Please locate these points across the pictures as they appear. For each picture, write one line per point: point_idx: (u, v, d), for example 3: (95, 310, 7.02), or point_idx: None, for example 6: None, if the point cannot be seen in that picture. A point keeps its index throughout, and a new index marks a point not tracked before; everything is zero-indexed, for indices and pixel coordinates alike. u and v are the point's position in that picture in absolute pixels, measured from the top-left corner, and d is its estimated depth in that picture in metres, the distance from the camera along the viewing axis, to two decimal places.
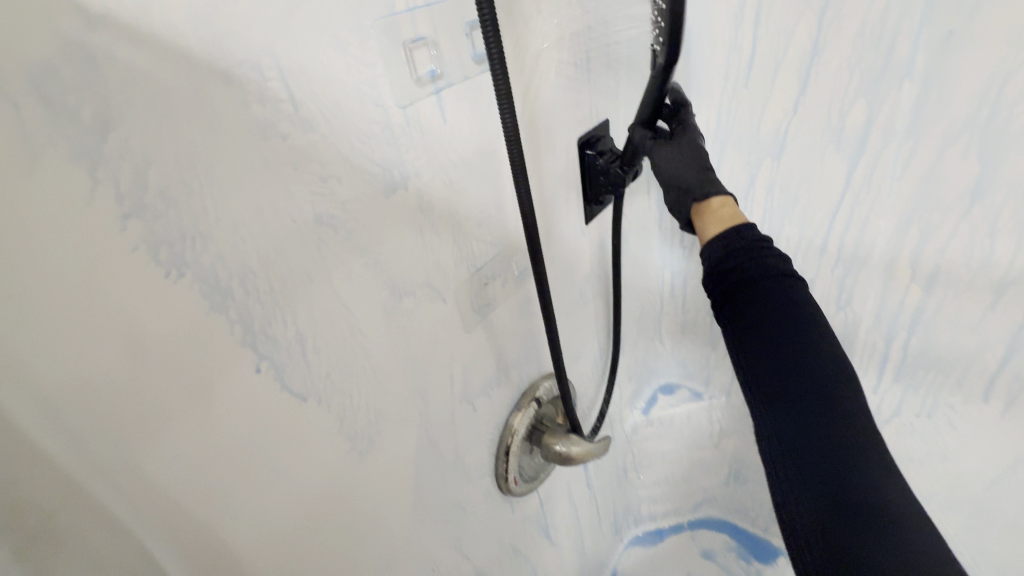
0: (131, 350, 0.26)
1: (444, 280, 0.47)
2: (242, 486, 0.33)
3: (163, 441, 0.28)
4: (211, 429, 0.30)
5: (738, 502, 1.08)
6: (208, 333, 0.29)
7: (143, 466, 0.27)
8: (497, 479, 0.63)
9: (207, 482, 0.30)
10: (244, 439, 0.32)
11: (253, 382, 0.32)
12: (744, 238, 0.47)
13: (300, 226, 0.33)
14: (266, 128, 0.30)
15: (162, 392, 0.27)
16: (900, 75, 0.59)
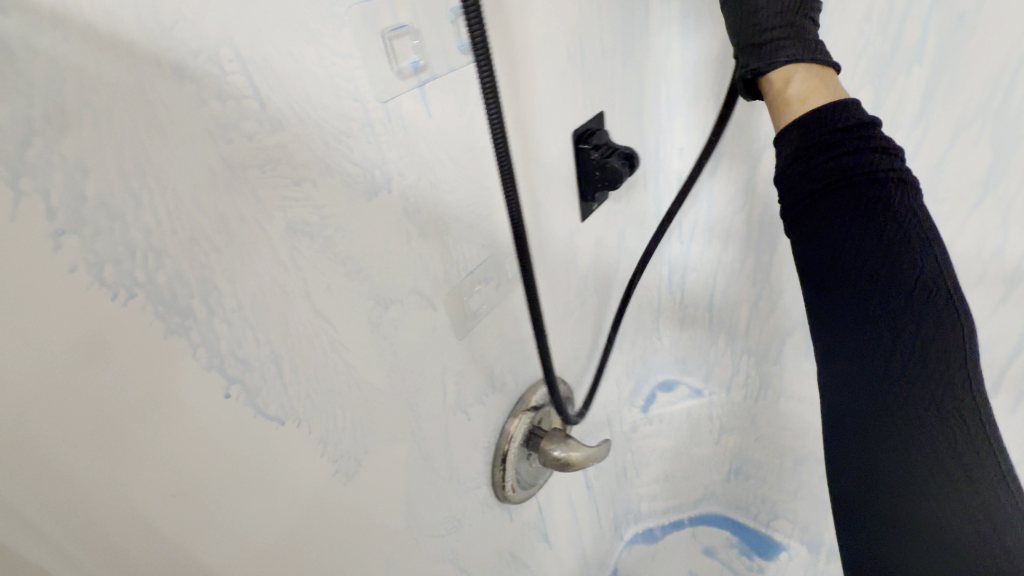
0: (81, 380, 0.23)
1: (433, 285, 0.44)
2: (218, 511, 0.30)
3: (124, 473, 0.25)
4: (178, 458, 0.27)
5: (740, 498, 1.06)
6: (167, 357, 0.26)
7: (102, 501, 0.25)
8: (494, 487, 0.61)
9: (169, 512, 0.28)
10: (217, 467, 0.30)
11: (223, 408, 0.29)
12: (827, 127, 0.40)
13: (271, 236, 0.30)
14: (228, 128, 0.27)
15: (113, 420, 0.24)
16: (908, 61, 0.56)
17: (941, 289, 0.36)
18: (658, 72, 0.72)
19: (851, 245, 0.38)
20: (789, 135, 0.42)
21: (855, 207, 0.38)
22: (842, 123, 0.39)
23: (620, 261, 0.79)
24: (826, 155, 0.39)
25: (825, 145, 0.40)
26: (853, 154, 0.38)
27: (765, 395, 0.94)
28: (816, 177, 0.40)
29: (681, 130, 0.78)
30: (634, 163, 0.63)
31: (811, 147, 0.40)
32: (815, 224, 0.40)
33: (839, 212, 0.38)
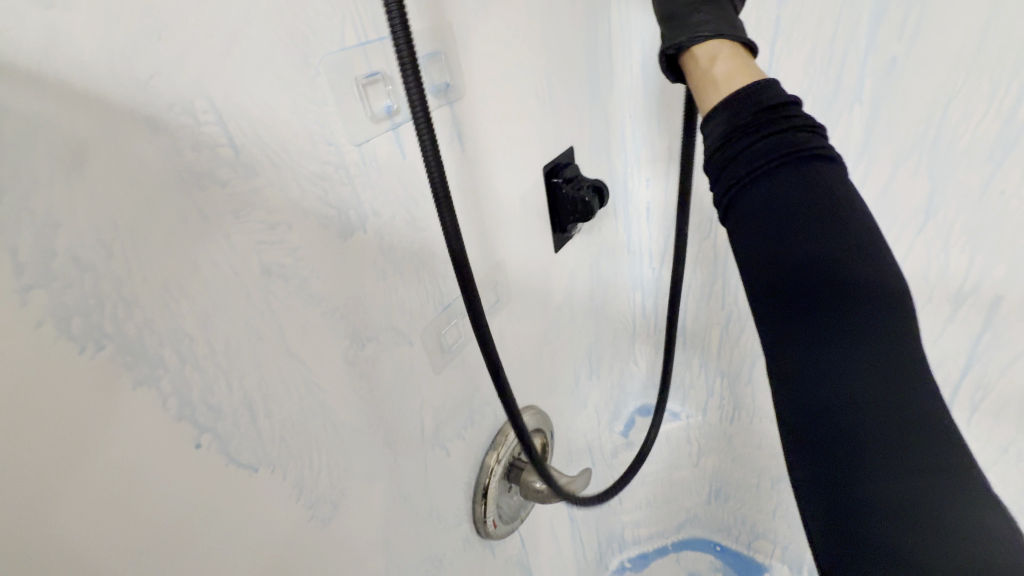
0: (51, 449, 0.23)
1: (410, 321, 0.44)
2: (182, 567, 0.29)
3: (97, 541, 0.25)
4: (156, 520, 0.27)
5: (722, 521, 1.07)
6: (133, 409, 0.25)
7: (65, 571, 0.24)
8: (475, 523, 0.60)
9: (127, 570, 0.26)
10: (195, 526, 0.29)
11: (192, 459, 0.28)
12: (746, 116, 0.41)
13: (245, 280, 0.30)
14: (203, 176, 0.27)
15: (72, 478, 0.23)
16: (850, 99, 0.61)
17: (881, 262, 0.36)
18: (622, 108, 0.76)
19: (788, 223, 0.38)
20: (718, 120, 0.43)
21: (789, 185, 0.38)
22: (764, 104, 0.41)
23: (593, 286, 0.81)
24: (754, 137, 0.41)
25: (752, 128, 0.41)
26: (782, 135, 0.40)
27: (740, 415, 0.96)
28: (747, 159, 0.41)
29: (647, 162, 0.81)
30: (604, 195, 0.66)
31: (739, 130, 0.42)
32: (753, 204, 0.40)
33: (776, 190, 0.39)
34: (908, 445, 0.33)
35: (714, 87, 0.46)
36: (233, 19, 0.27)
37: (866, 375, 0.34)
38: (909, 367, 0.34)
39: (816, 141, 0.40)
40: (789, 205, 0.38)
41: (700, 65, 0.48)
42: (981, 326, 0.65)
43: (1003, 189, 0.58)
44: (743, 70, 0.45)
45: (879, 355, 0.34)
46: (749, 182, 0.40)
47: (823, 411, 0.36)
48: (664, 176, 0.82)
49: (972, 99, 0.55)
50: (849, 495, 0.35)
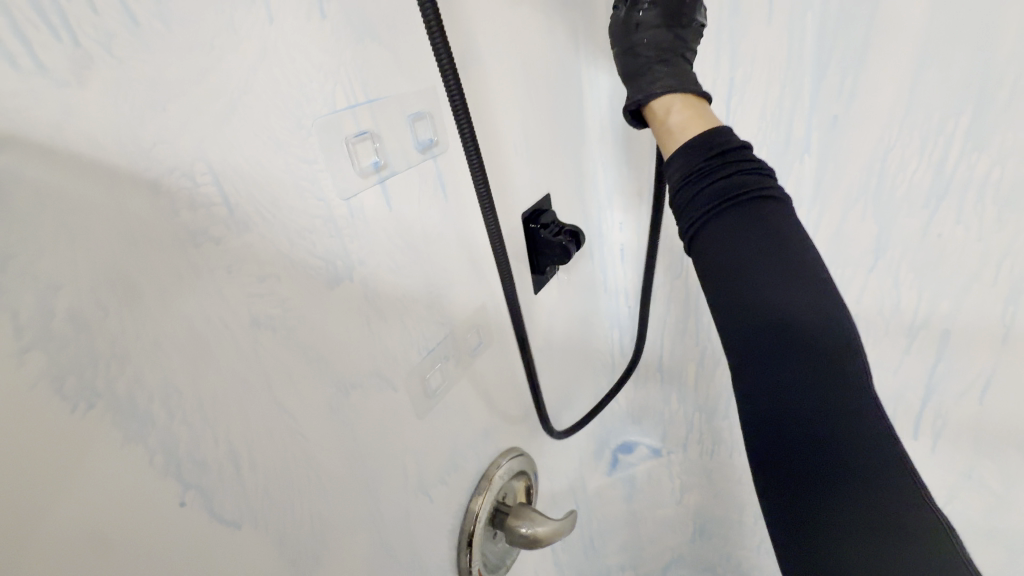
0: (36, 515, 0.22)
1: (394, 367, 0.45)
2: None
3: None
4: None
5: (707, 560, 1.06)
6: (119, 468, 0.25)
7: None
8: (459, 573, 0.59)
9: None
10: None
11: (176, 518, 0.28)
12: (702, 159, 0.44)
13: (236, 332, 0.30)
14: (198, 234, 0.28)
15: (55, 542, 0.23)
16: (800, 151, 0.66)
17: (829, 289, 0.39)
18: (594, 158, 0.81)
19: (736, 260, 0.41)
20: (674, 163, 0.47)
21: (736, 224, 0.41)
22: (713, 149, 0.44)
23: (572, 327, 0.83)
24: (705, 179, 0.44)
25: (703, 172, 0.44)
26: (731, 177, 0.43)
27: (718, 450, 0.98)
28: (704, 198, 0.43)
29: (620, 206, 0.85)
30: (581, 239, 0.67)
31: (691, 173, 0.45)
32: (712, 239, 0.42)
33: (726, 229, 0.42)
34: (848, 462, 0.36)
35: (672, 138, 0.50)
36: (231, 90, 0.29)
37: (811, 398, 0.37)
38: (852, 389, 0.37)
39: (763, 181, 0.42)
40: (737, 243, 0.41)
41: (660, 117, 0.52)
42: (935, 357, 0.69)
43: (941, 232, 0.63)
44: (696, 121, 0.49)
45: (823, 380, 0.37)
46: (702, 222, 0.43)
47: (775, 431, 0.39)
48: (635, 219, 0.85)
49: (907, 151, 0.61)
50: (807, 506, 0.38)
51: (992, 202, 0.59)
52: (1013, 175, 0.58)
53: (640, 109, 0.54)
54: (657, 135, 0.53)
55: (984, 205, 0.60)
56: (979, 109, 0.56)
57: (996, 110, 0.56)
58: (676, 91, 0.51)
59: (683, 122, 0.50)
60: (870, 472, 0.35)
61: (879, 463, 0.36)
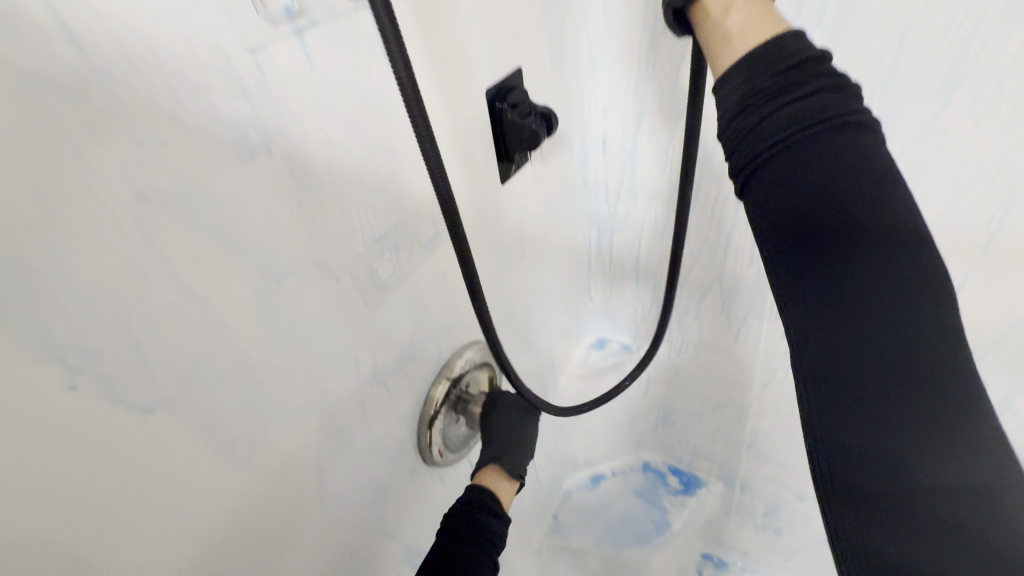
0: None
1: (336, 256, 0.42)
2: (145, 504, 0.32)
3: (70, 469, 0.28)
4: (46, 438, 0.26)
5: (667, 443, 1.14)
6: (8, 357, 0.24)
7: (46, 487, 0.27)
8: (421, 453, 0.61)
9: (94, 501, 0.29)
10: (75, 460, 0.28)
11: (109, 410, 0.29)
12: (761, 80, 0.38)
13: (113, 208, 0.27)
14: (32, 81, 0.23)
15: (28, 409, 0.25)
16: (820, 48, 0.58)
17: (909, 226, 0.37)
18: (577, 28, 0.70)
19: (821, 200, 0.36)
20: (732, 84, 0.40)
21: (824, 156, 0.36)
22: (784, 62, 0.37)
23: (545, 217, 0.79)
24: (777, 100, 0.37)
25: (776, 92, 0.38)
26: (809, 97, 0.37)
27: (685, 348, 1.00)
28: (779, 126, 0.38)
29: (604, 88, 0.75)
30: (553, 123, 0.61)
31: (758, 96, 0.38)
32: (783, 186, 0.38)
33: (816, 166, 0.36)
34: (929, 425, 0.34)
35: (728, 47, 0.41)
36: None
37: (895, 350, 0.34)
38: (934, 340, 0.34)
39: (851, 105, 0.37)
40: (825, 178, 0.36)
41: (714, 19, 0.42)
42: None
43: (947, 126, 0.55)
44: (763, 23, 0.40)
45: (903, 327, 0.34)
46: (779, 156, 0.38)
47: (843, 396, 0.36)
48: (620, 106, 0.75)
49: (931, 27, 0.50)
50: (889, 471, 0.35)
51: (1012, 91, 0.50)
52: None
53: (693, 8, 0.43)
54: (707, 39, 0.43)
55: (1001, 95, 0.51)
56: None
57: None
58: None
59: (747, 23, 0.40)
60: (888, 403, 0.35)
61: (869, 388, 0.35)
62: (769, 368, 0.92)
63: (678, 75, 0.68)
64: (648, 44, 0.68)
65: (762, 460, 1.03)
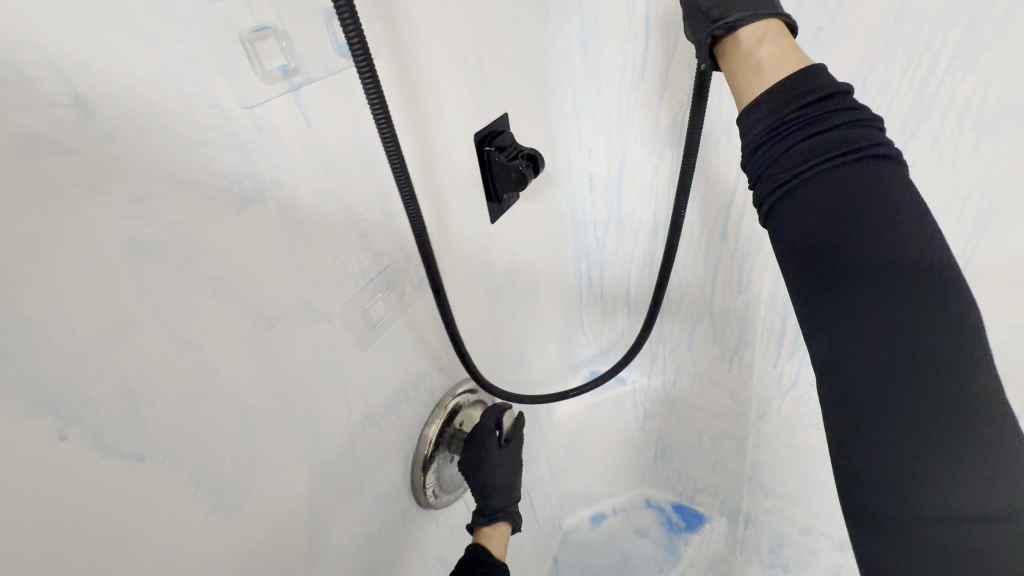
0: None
1: (328, 299, 0.42)
2: (134, 560, 0.31)
3: (63, 525, 0.27)
4: (38, 495, 0.26)
5: (667, 479, 1.12)
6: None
7: (36, 548, 0.27)
8: (415, 494, 0.60)
9: (86, 560, 0.29)
10: (55, 521, 0.27)
11: (101, 461, 0.28)
12: (786, 109, 0.42)
13: (110, 259, 0.28)
14: (37, 142, 0.24)
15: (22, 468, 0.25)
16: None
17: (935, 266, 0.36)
18: (559, 74, 0.73)
19: (833, 225, 0.38)
20: (759, 115, 0.43)
21: (841, 184, 0.39)
22: (808, 95, 0.41)
23: (535, 253, 0.81)
24: (802, 132, 0.41)
25: (800, 122, 0.41)
26: (825, 133, 0.40)
27: (680, 379, 1.00)
28: (796, 158, 0.41)
29: (588, 129, 0.78)
30: (540, 163, 0.62)
31: (783, 126, 0.42)
32: (798, 215, 0.40)
33: (832, 194, 0.39)
34: (936, 444, 0.35)
35: (762, 75, 0.44)
36: None
37: (908, 369, 0.36)
38: (955, 365, 0.35)
39: (875, 138, 0.39)
40: (839, 205, 0.38)
41: (745, 49, 0.46)
42: None
43: (914, 160, 0.57)
44: (793, 56, 0.44)
45: (918, 348, 0.35)
46: (799, 183, 0.41)
47: (853, 405, 0.38)
48: (604, 146, 0.79)
49: (890, 71, 0.53)
50: (894, 497, 0.36)
51: (971, 126, 0.53)
52: (1000, 96, 0.51)
53: (725, 37, 0.46)
54: (739, 70, 0.47)
55: (961, 131, 0.54)
56: (974, 16, 0.48)
57: (991, 22, 0.48)
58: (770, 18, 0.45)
59: (775, 55, 0.44)
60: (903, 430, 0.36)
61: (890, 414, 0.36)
62: (764, 398, 0.92)
63: (656, 116, 0.72)
64: (627, 86, 0.72)
65: (764, 494, 1.01)
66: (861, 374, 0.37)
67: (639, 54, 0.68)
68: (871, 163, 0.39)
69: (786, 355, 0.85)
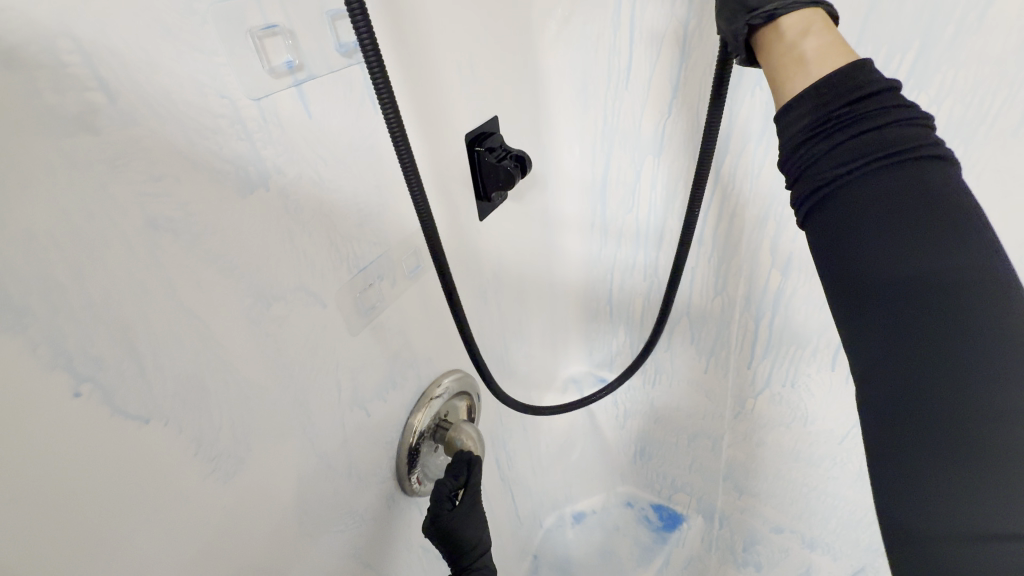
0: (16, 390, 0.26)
1: (323, 283, 0.45)
2: (140, 513, 0.33)
3: (76, 474, 0.30)
4: (54, 443, 0.28)
5: (646, 478, 1.16)
6: (19, 364, 0.26)
7: (48, 492, 0.29)
8: (399, 480, 0.61)
9: (94, 508, 0.31)
10: (63, 474, 0.29)
11: (109, 418, 0.31)
12: (831, 105, 0.39)
13: (126, 231, 0.30)
14: (67, 122, 0.27)
15: (42, 416, 0.28)
16: (764, 106, 0.67)
17: (978, 277, 0.34)
18: (549, 81, 0.76)
19: (856, 224, 0.38)
20: (799, 110, 0.41)
21: (872, 184, 0.37)
22: (858, 91, 0.38)
23: (523, 253, 0.84)
24: (841, 130, 0.39)
25: (847, 119, 0.39)
26: (869, 134, 0.38)
27: (660, 379, 1.03)
28: (836, 158, 0.39)
29: (576, 136, 0.82)
30: (527, 165, 0.67)
31: (824, 124, 0.40)
32: (834, 219, 0.39)
33: (862, 193, 0.38)
34: (962, 460, 0.34)
35: (806, 69, 0.41)
36: None
37: (938, 381, 0.35)
38: (988, 377, 0.33)
39: (925, 137, 0.37)
40: (873, 203, 0.37)
41: (788, 40, 0.42)
42: None
43: None
44: (840, 51, 0.41)
45: (942, 353, 0.35)
46: (836, 182, 0.39)
47: (871, 403, 0.38)
48: (592, 151, 0.82)
49: None
50: (911, 509, 0.36)
51: None
52: (949, 114, 0.55)
53: (764, 26, 0.43)
54: (778, 63, 0.43)
55: None
56: (927, 39, 0.53)
57: (941, 45, 0.52)
58: (814, 8, 0.42)
59: (820, 48, 0.41)
60: (934, 443, 0.35)
61: (922, 424, 0.35)
62: (740, 398, 0.95)
63: (640, 123, 0.76)
64: (613, 94, 0.75)
65: (738, 493, 1.05)
66: (894, 381, 0.36)
67: (625, 64, 0.72)
68: (918, 167, 0.37)
69: (760, 356, 0.89)
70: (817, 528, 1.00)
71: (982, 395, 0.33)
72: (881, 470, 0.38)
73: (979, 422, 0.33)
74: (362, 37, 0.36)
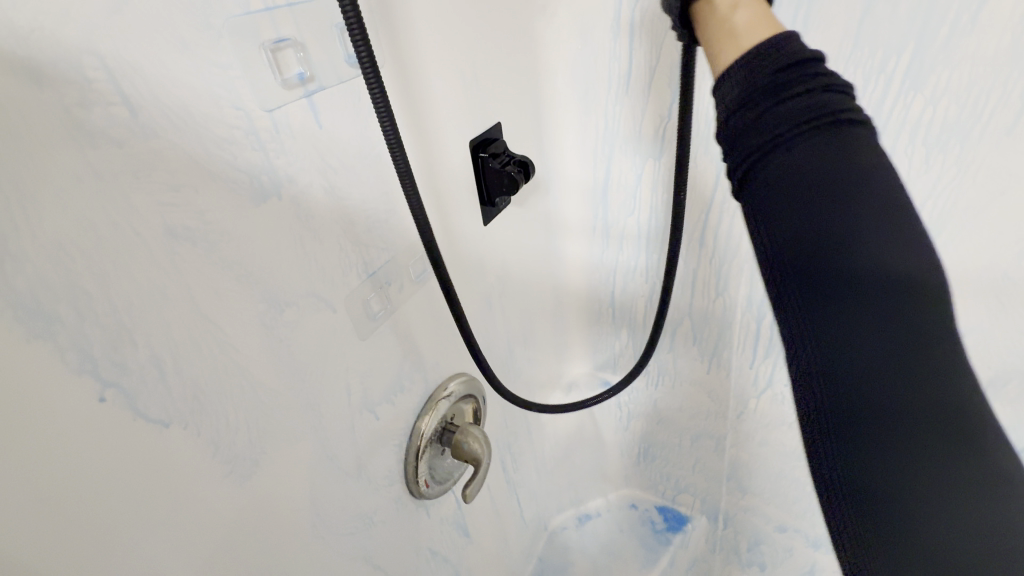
0: (49, 390, 0.27)
1: (333, 289, 0.45)
2: (161, 511, 0.34)
3: (102, 472, 0.31)
4: (82, 443, 0.29)
5: (651, 480, 1.16)
6: (49, 368, 0.27)
7: (76, 491, 0.29)
8: (407, 483, 0.62)
9: (120, 507, 0.32)
10: (87, 476, 0.30)
11: (133, 418, 0.32)
12: (763, 72, 0.36)
13: (147, 240, 0.31)
14: (92, 135, 0.28)
15: (70, 417, 0.29)
16: None
17: (922, 250, 0.33)
18: (549, 87, 0.78)
19: (808, 200, 0.34)
20: (733, 82, 0.38)
21: (835, 155, 0.34)
22: (789, 56, 0.36)
23: (524, 256, 0.84)
24: (777, 97, 0.36)
25: (781, 86, 0.36)
26: (804, 101, 0.35)
27: (663, 380, 1.04)
28: (773, 128, 0.36)
29: (577, 140, 0.83)
30: (530, 169, 0.68)
31: (756, 92, 0.37)
32: (779, 196, 0.35)
33: (809, 164, 0.34)
34: (939, 452, 0.31)
35: (736, 40, 0.40)
36: None
37: (896, 369, 0.32)
38: (938, 358, 0.32)
39: (849, 106, 0.36)
40: (820, 175, 0.34)
41: (719, 15, 0.42)
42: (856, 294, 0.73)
43: None
44: (770, 23, 0.40)
45: (898, 337, 0.32)
46: (778, 154, 0.35)
47: (835, 404, 0.34)
48: (591, 155, 0.83)
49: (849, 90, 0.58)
50: (906, 519, 0.32)
51: (922, 142, 0.59)
52: (945, 115, 0.56)
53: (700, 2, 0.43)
54: (713, 37, 0.42)
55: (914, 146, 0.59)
56: (920, 42, 0.54)
57: (934, 47, 0.53)
58: None
59: (751, 20, 0.40)
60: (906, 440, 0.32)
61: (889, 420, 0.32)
62: (742, 398, 0.96)
63: (639, 126, 0.77)
64: (612, 98, 0.77)
65: (742, 493, 1.05)
66: (852, 374, 0.33)
67: (625, 69, 0.73)
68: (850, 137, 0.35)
69: (762, 356, 0.89)
70: (822, 526, 1.00)
71: (935, 380, 0.31)
72: (865, 481, 0.34)
73: (937, 407, 0.31)
74: (360, 55, 0.37)
